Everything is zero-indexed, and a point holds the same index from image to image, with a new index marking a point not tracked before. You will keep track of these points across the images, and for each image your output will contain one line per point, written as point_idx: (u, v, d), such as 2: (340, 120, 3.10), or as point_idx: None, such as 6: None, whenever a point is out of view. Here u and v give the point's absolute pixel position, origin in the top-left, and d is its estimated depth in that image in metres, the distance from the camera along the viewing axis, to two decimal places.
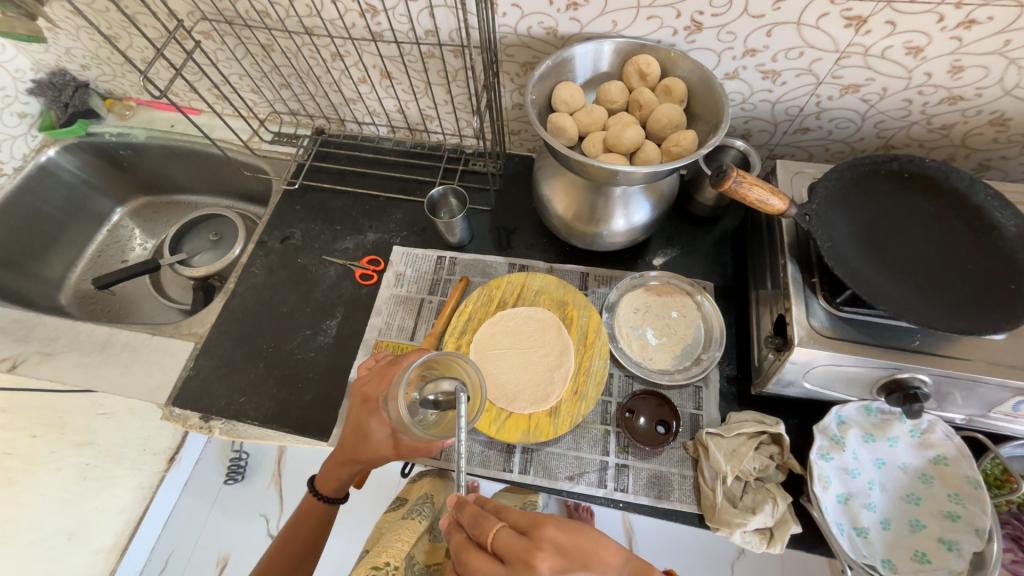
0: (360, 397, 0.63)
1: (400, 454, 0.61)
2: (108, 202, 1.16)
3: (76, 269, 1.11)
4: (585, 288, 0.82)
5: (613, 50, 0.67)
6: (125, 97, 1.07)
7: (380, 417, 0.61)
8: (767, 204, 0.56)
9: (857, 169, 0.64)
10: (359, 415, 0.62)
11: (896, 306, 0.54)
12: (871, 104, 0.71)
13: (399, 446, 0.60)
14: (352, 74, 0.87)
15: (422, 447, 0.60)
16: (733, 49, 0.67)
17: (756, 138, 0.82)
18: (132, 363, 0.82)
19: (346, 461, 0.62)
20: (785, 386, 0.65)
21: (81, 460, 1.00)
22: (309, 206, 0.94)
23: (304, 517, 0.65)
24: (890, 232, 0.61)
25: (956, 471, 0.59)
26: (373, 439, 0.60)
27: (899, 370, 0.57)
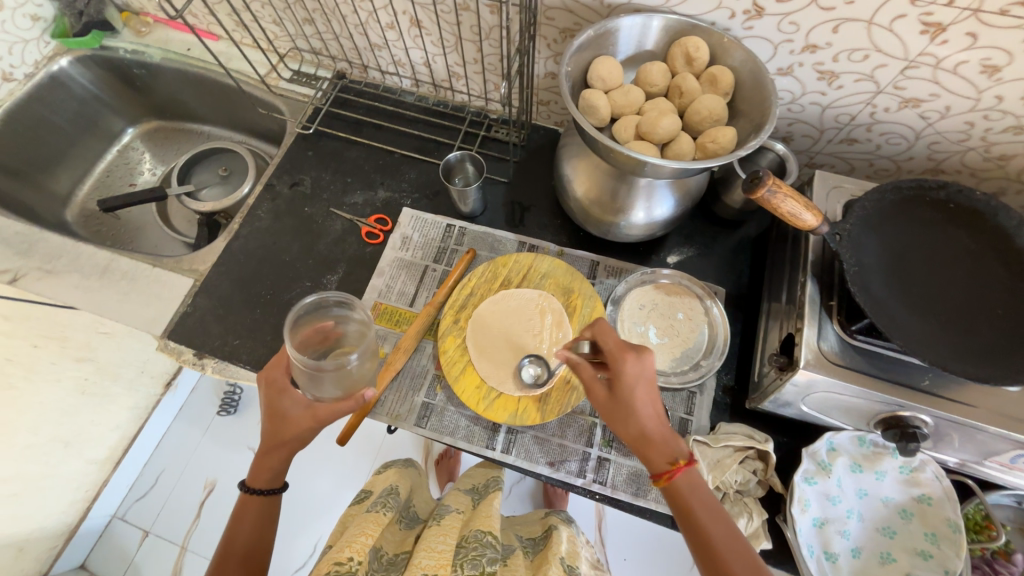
0: (263, 382, 0.59)
1: (323, 423, 0.57)
2: (120, 121, 1.13)
3: (83, 187, 1.09)
4: (593, 277, 0.79)
5: (661, 27, 0.62)
6: (143, 12, 1.03)
7: (291, 394, 0.58)
8: (799, 219, 0.52)
9: (900, 191, 0.60)
10: (269, 401, 0.58)
11: (913, 343, 0.52)
12: (928, 122, 0.65)
13: (318, 416, 0.57)
14: (380, 18, 0.82)
15: (341, 404, 0.57)
16: (792, 42, 0.62)
17: (797, 143, 0.77)
18: (130, 291, 0.82)
19: (276, 446, 0.58)
20: (780, 405, 0.64)
21: (79, 375, 1.02)
22: (322, 154, 0.91)
23: (240, 517, 0.58)
24: (921, 264, 0.57)
25: (937, 512, 0.59)
26: (290, 417, 0.57)
27: (901, 407, 0.55)
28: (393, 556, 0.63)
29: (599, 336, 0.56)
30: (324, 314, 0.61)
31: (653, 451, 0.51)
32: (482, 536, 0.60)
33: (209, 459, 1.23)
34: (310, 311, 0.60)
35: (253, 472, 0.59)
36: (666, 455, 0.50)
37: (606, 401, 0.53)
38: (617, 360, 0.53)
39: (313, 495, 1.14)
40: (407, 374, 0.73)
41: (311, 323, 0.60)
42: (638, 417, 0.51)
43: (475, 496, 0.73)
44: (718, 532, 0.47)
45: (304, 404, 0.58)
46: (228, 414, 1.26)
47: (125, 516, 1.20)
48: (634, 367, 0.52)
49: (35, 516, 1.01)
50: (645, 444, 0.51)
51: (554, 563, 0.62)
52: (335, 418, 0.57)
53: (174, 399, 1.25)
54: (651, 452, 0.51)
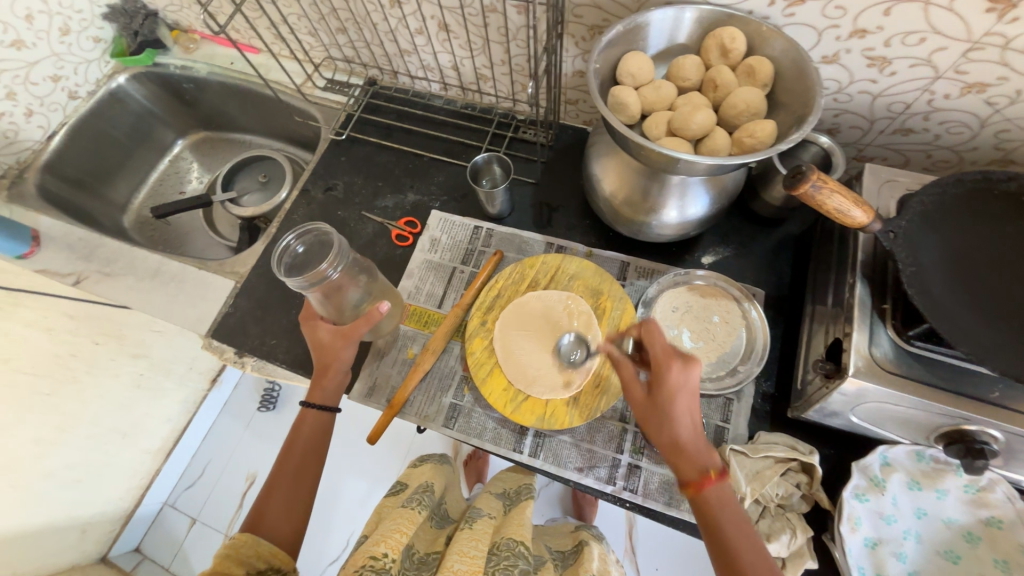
0: (302, 323, 0.67)
1: (351, 340, 0.64)
2: (171, 133, 1.20)
3: (138, 196, 1.16)
4: (623, 278, 0.77)
5: (695, 19, 0.60)
6: (190, 30, 1.09)
7: (322, 323, 0.66)
8: (846, 215, 0.49)
9: (964, 184, 0.55)
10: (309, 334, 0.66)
11: (980, 351, 0.47)
12: (995, 109, 0.60)
13: (345, 334, 0.64)
14: (409, 23, 0.83)
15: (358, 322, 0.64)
16: (838, 28, 0.58)
17: (844, 135, 0.72)
18: (178, 293, 0.87)
19: (321, 370, 0.65)
20: (826, 415, 0.60)
21: (135, 371, 1.09)
22: (354, 159, 0.94)
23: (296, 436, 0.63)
24: (989, 264, 0.52)
25: (1009, 538, 0.53)
26: (325, 342, 0.65)
27: (966, 421, 0.50)
28: (424, 555, 0.63)
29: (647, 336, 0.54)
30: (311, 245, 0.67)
31: (685, 460, 0.49)
32: (514, 546, 0.59)
33: (250, 453, 1.29)
34: (299, 247, 0.67)
35: (310, 391, 0.65)
36: (697, 465, 0.49)
37: (643, 401, 0.52)
38: (664, 365, 0.51)
39: (346, 491, 1.17)
40: (435, 375, 0.74)
41: (306, 255, 0.67)
42: (675, 426, 0.50)
43: (506, 501, 0.73)
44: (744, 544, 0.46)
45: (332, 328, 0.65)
46: (267, 409, 1.32)
47: (175, 504, 1.27)
48: (678, 375, 0.50)
49: (95, 502, 1.09)
50: (678, 452, 0.50)
51: None
52: (358, 334, 0.64)
53: (220, 395, 1.31)
54: (682, 459, 0.49)
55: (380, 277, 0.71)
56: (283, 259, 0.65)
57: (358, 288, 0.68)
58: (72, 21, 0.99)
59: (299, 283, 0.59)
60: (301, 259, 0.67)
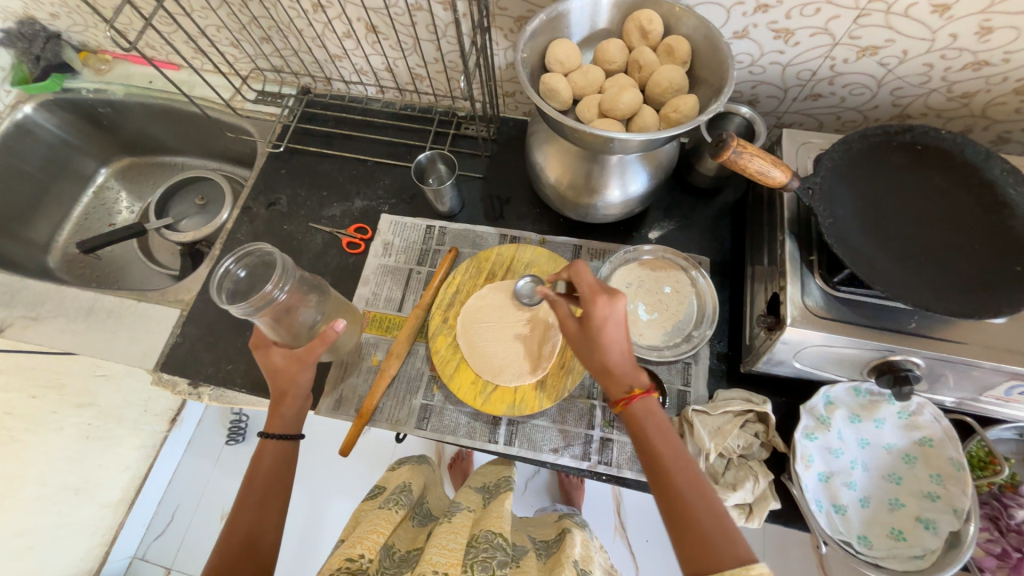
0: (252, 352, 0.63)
1: (307, 364, 0.61)
2: (92, 162, 1.12)
3: (62, 233, 1.08)
4: (577, 261, 0.79)
5: (612, 4, 0.62)
6: (101, 50, 1.03)
7: (274, 348, 0.62)
8: (768, 176, 0.53)
9: (867, 140, 0.60)
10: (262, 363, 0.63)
11: (895, 287, 0.52)
12: (888, 69, 0.66)
13: (300, 358, 0.61)
14: (336, 28, 0.82)
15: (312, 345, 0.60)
16: (743, 4, 0.62)
17: (764, 105, 0.77)
18: (118, 329, 0.82)
19: (278, 398, 0.62)
20: (774, 365, 0.64)
21: (83, 421, 1.01)
22: (295, 170, 0.91)
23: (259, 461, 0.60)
24: (896, 209, 0.58)
25: (940, 453, 0.59)
26: (279, 368, 0.61)
27: (892, 352, 0.55)
28: (405, 552, 0.62)
29: (577, 274, 0.55)
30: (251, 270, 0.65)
31: (616, 384, 0.51)
32: (492, 538, 0.60)
33: (221, 489, 1.23)
34: (240, 273, 0.64)
35: (270, 420, 0.62)
36: (622, 385, 0.51)
37: (577, 335, 0.54)
38: (589, 299, 0.52)
39: (329, 512, 1.14)
40: (402, 379, 0.73)
41: (247, 282, 0.64)
42: (602, 351, 0.52)
43: (485, 495, 0.73)
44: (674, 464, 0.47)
45: (285, 353, 0.62)
46: (236, 442, 1.26)
47: (146, 555, 1.20)
48: (603, 309, 0.51)
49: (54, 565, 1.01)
50: (607, 377, 0.52)
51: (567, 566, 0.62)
52: (314, 357, 0.61)
53: (182, 434, 1.25)
54: (610, 382, 0.52)
55: (332, 294, 0.70)
56: (222, 286, 0.62)
57: (309, 308, 0.66)
58: None
59: (242, 309, 0.56)
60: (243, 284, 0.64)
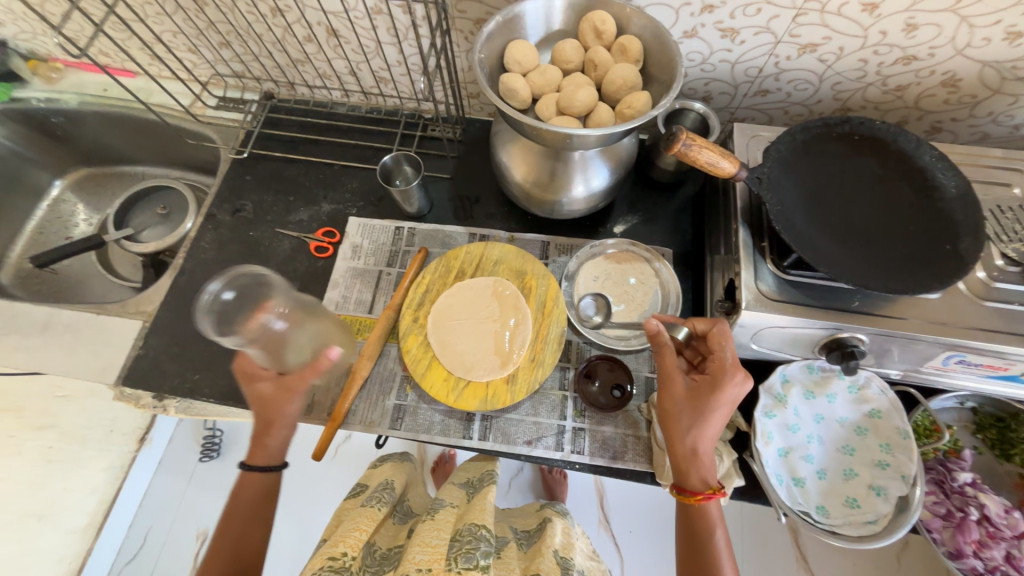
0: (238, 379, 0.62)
1: (296, 393, 0.60)
2: (44, 174, 1.08)
3: (15, 247, 1.04)
4: (546, 257, 0.81)
5: (566, 6, 0.64)
6: (51, 58, 1.00)
7: (263, 377, 0.61)
8: (717, 167, 0.55)
9: (809, 131, 0.64)
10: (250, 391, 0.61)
11: (838, 268, 0.55)
12: (827, 65, 0.70)
13: (289, 387, 0.60)
14: (296, 32, 0.82)
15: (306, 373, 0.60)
16: (690, 5, 0.65)
17: (717, 101, 0.81)
18: (77, 344, 0.79)
19: (265, 429, 0.61)
20: (734, 348, 0.66)
21: (43, 443, 0.99)
22: (260, 176, 0.90)
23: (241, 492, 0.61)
24: (837, 196, 0.61)
25: (888, 423, 0.63)
26: (267, 396, 0.60)
27: (839, 329, 0.58)
28: (387, 550, 0.63)
29: (715, 337, 0.58)
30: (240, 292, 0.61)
31: (699, 468, 0.55)
32: (476, 530, 0.59)
33: (195, 506, 1.20)
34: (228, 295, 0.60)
35: (252, 451, 0.62)
36: (707, 471, 0.55)
37: (685, 403, 0.55)
38: (720, 375, 0.55)
39: (309, 522, 1.12)
40: (375, 380, 0.73)
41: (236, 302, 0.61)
42: (702, 433, 0.54)
43: (470, 489, 0.73)
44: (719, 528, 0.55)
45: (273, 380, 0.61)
46: (209, 457, 1.22)
47: None
48: (735, 391, 0.54)
49: None
50: (693, 463, 0.55)
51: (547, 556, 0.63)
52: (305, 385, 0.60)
53: (152, 453, 1.18)
54: (694, 465, 0.55)
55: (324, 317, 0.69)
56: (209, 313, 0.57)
57: (300, 335, 0.64)
58: None
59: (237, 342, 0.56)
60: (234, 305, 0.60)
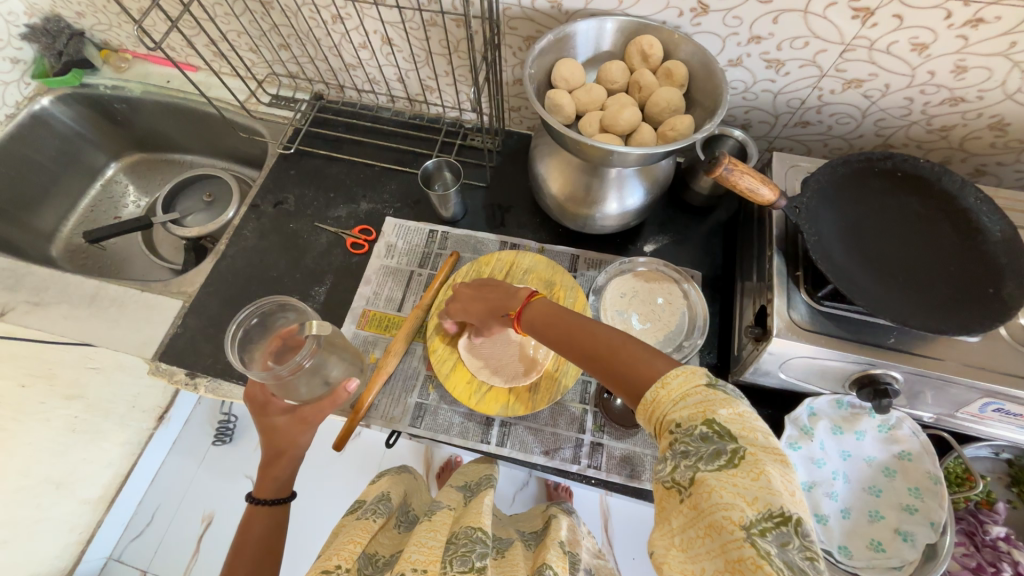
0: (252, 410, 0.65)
1: (311, 424, 0.63)
2: (103, 156, 1.14)
3: (68, 223, 1.10)
4: (574, 270, 0.82)
5: (615, 29, 0.66)
6: (122, 49, 1.06)
7: (277, 407, 0.64)
8: (756, 194, 0.56)
9: (851, 164, 0.64)
10: (261, 421, 0.64)
11: (875, 303, 0.55)
12: (872, 101, 0.70)
13: (304, 418, 0.63)
14: (352, 38, 0.86)
15: (321, 403, 0.63)
16: (738, 35, 0.66)
17: (756, 130, 0.82)
18: (119, 318, 0.83)
19: (273, 459, 0.62)
20: (761, 376, 0.66)
21: (70, 413, 1.01)
22: (304, 172, 0.94)
23: (250, 531, 0.58)
24: (876, 230, 0.61)
25: (919, 467, 0.61)
26: (281, 427, 0.62)
27: (872, 365, 0.58)
28: (387, 557, 0.63)
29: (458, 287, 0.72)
30: (268, 321, 0.66)
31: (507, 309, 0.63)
32: (472, 532, 0.59)
33: (207, 488, 1.22)
34: (256, 328, 0.66)
35: (259, 483, 0.61)
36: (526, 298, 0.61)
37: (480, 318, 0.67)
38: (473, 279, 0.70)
39: (316, 514, 1.14)
40: (399, 377, 0.75)
41: (261, 339, 0.66)
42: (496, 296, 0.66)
43: (466, 493, 0.73)
44: (583, 324, 0.51)
45: (288, 412, 0.63)
46: (223, 442, 1.24)
47: (123, 556, 1.17)
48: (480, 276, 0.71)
49: (29, 562, 0.99)
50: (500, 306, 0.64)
51: (553, 547, 0.62)
52: (319, 416, 0.63)
53: (169, 433, 1.24)
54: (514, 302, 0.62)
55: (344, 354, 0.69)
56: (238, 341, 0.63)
57: (334, 362, 0.67)
58: None
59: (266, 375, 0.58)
60: (253, 343, 0.66)
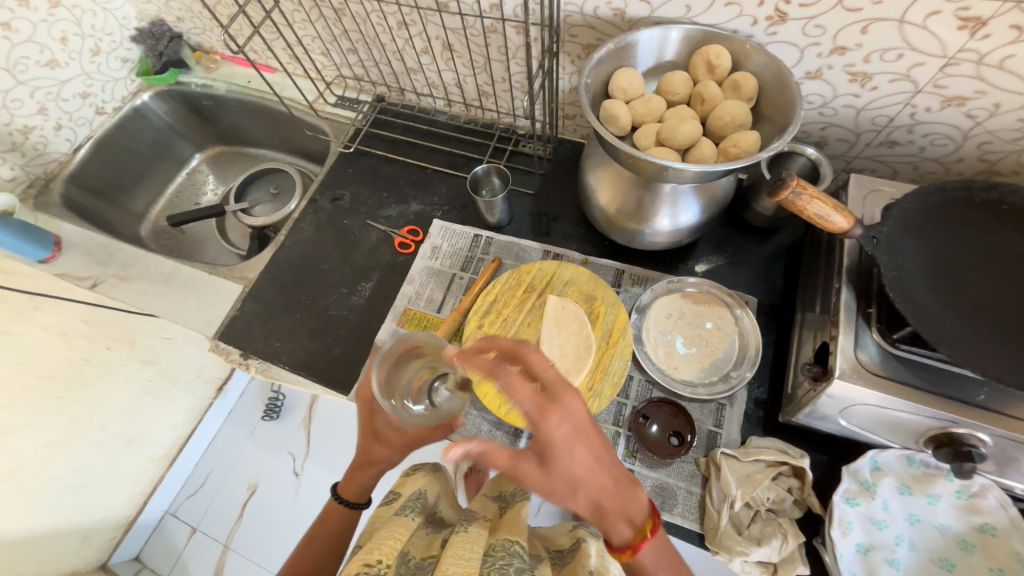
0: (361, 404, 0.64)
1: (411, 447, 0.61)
2: (190, 147, 1.26)
3: (156, 206, 1.22)
4: (617, 286, 0.79)
5: (681, 38, 0.63)
6: (212, 51, 1.16)
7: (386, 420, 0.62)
8: (828, 221, 0.51)
9: (945, 193, 0.56)
10: (364, 419, 0.64)
11: (962, 353, 0.48)
12: (976, 121, 0.62)
13: (409, 442, 0.61)
14: (415, 44, 0.88)
15: (429, 436, 0.59)
16: (818, 46, 0.61)
17: (832, 148, 0.75)
18: (189, 297, 0.90)
19: (362, 464, 0.63)
20: (817, 419, 0.60)
21: (144, 377, 1.11)
22: (361, 171, 0.98)
23: (321, 525, 0.62)
24: (971, 269, 0.54)
25: (1004, 545, 0.53)
26: (382, 438, 0.61)
27: (954, 423, 0.51)
28: (421, 560, 0.60)
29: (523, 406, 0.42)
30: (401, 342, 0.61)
31: (607, 517, 0.44)
32: (509, 545, 0.57)
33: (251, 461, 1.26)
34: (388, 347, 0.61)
35: (345, 483, 0.64)
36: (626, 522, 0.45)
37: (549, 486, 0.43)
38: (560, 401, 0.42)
39: None
40: None
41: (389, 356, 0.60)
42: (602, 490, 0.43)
43: (501, 504, 0.70)
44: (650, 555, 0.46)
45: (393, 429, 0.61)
46: (272, 419, 1.27)
47: (177, 513, 1.24)
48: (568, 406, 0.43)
49: (99, 506, 1.10)
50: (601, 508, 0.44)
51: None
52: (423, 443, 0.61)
53: (226, 403, 1.30)
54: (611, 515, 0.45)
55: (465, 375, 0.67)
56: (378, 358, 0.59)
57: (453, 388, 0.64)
58: (102, 42, 1.06)
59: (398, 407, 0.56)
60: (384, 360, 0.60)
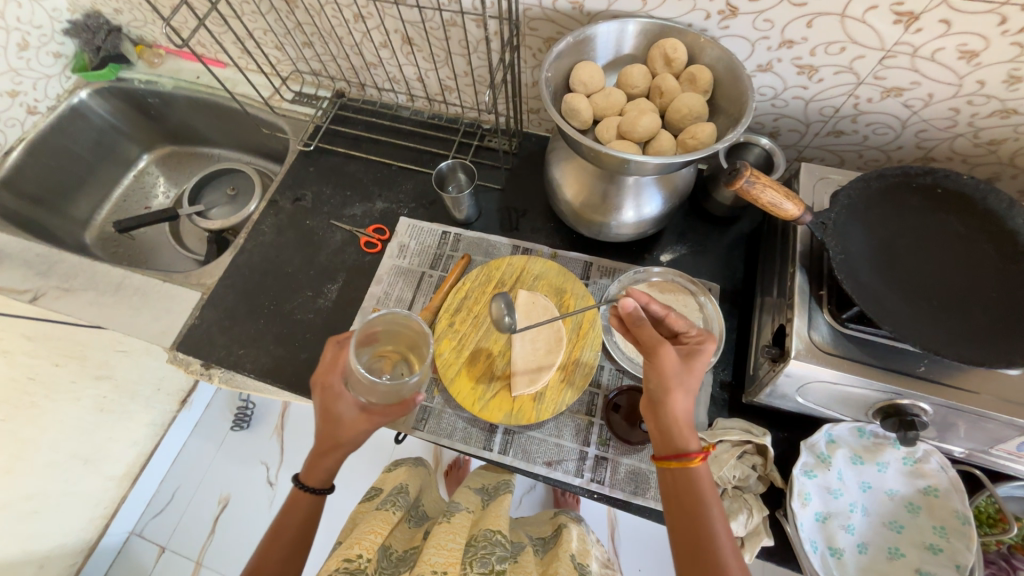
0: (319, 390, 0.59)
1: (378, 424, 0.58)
2: (135, 148, 1.18)
3: (101, 212, 1.14)
4: (586, 278, 0.80)
5: (638, 32, 0.64)
6: (155, 45, 1.09)
7: (346, 398, 0.58)
8: (780, 209, 0.53)
9: (886, 179, 0.60)
10: (323, 404, 0.58)
11: (904, 329, 0.51)
12: (913, 111, 0.66)
13: (373, 417, 0.57)
14: (373, 37, 0.86)
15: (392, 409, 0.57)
16: (768, 39, 0.63)
17: (785, 138, 0.78)
18: (142, 306, 0.86)
19: (327, 451, 0.58)
20: (777, 398, 0.63)
21: (98, 392, 1.05)
22: (323, 169, 0.95)
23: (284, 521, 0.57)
24: (910, 250, 0.57)
25: (945, 504, 0.57)
26: (346, 420, 0.57)
27: (899, 395, 0.54)
28: (402, 553, 0.61)
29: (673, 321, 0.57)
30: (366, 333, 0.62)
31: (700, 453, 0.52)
32: (491, 535, 0.59)
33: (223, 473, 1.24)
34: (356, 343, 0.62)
35: (307, 470, 0.59)
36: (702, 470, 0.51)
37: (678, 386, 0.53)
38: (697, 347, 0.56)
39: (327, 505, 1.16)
40: None
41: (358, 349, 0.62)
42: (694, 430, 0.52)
43: (484, 496, 0.70)
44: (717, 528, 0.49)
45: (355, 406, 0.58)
46: (241, 429, 1.26)
47: (143, 532, 1.20)
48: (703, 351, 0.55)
49: (55, 532, 1.03)
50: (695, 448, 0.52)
51: (565, 561, 0.61)
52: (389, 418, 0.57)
53: (191, 415, 1.26)
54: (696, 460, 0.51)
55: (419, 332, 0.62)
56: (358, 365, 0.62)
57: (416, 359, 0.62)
58: (30, 36, 0.99)
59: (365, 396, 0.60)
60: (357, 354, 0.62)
